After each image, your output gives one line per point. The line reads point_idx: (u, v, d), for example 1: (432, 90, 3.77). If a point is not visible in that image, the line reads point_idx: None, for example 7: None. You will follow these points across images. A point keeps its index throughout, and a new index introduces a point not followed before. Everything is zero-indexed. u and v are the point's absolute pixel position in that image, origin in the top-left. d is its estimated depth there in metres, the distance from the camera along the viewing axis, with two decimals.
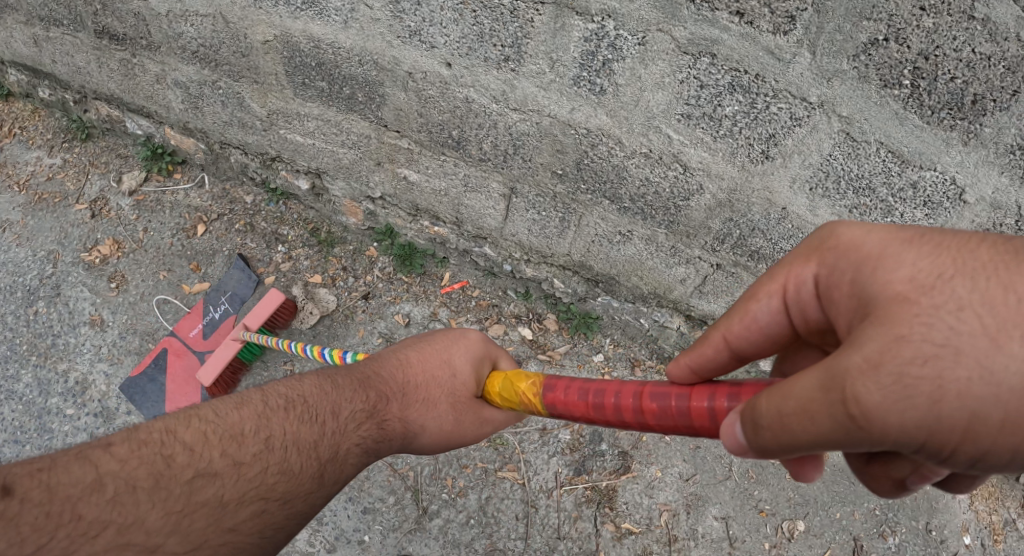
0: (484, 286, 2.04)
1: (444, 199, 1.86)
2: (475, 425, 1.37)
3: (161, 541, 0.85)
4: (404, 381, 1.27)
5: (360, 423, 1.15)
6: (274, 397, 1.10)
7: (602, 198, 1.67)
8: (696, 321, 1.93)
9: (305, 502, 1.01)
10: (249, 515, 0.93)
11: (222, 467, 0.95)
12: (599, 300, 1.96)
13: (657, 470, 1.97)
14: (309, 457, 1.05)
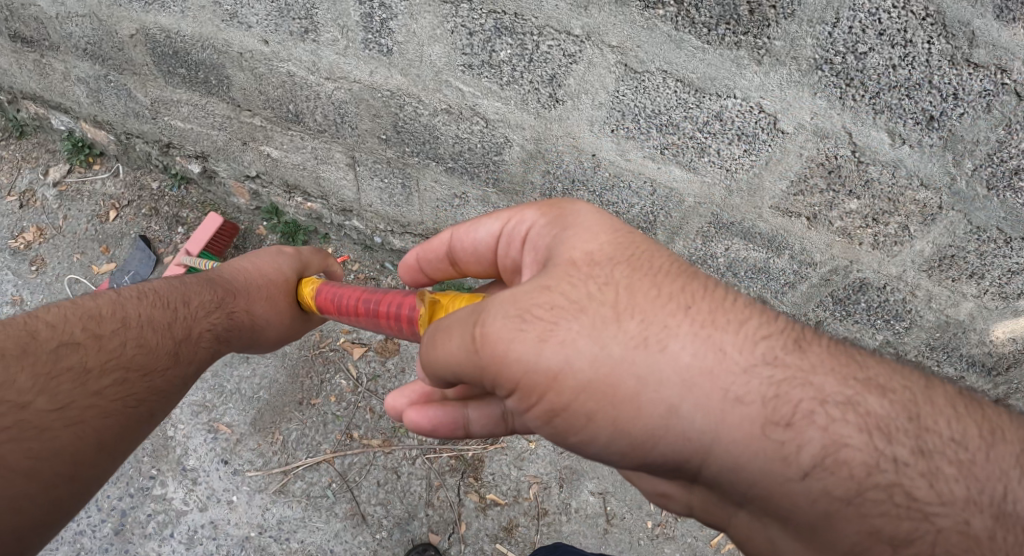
0: (364, 261, 2.06)
1: (304, 172, 1.89)
2: (287, 319, 1.62)
3: (32, 399, 1.04)
4: (262, 283, 1.57)
5: (208, 312, 1.43)
6: (127, 291, 1.35)
7: (428, 160, 1.67)
8: None
9: (163, 376, 1.26)
10: (111, 383, 1.16)
11: (83, 339, 1.19)
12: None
13: (532, 439, 1.94)
14: (163, 339, 1.30)
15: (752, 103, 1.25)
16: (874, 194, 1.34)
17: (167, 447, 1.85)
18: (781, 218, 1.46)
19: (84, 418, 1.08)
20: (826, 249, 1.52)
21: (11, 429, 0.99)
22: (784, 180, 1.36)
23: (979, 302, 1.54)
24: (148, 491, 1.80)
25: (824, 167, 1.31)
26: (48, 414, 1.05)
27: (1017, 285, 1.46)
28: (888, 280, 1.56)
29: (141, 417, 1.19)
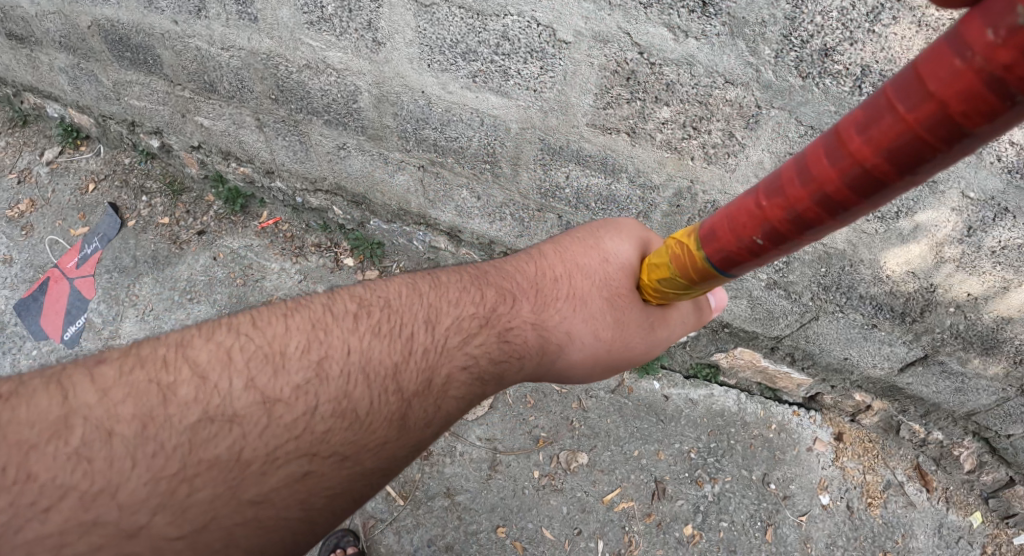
0: (293, 222, 2.21)
1: (230, 139, 2.09)
2: (648, 322, 1.20)
3: (145, 520, 0.78)
4: (565, 281, 1.19)
5: (458, 339, 1.08)
6: (337, 306, 1.04)
7: (310, 116, 1.84)
8: (455, 237, 1.98)
9: (376, 457, 0.94)
10: (284, 479, 0.86)
11: (244, 408, 0.88)
12: (372, 223, 2.08)
13: None
14: (384, 397, 0.97)
15: (529, 19, 1.32)
16: (680, 99, 1.32)
17: None
18: (603, 136, 1.47)
19: (234, 540, 0.82)
20: (660, 169, 1.49)
21: None
22: (587, 94, 1.39)
23: (855, 226, 1.51)
24: None
25: (619, 75, 1.33)
26: (172, 544, 0.79)
27: (889, 203, 1.42)
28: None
29: (331, 513, 0.90)
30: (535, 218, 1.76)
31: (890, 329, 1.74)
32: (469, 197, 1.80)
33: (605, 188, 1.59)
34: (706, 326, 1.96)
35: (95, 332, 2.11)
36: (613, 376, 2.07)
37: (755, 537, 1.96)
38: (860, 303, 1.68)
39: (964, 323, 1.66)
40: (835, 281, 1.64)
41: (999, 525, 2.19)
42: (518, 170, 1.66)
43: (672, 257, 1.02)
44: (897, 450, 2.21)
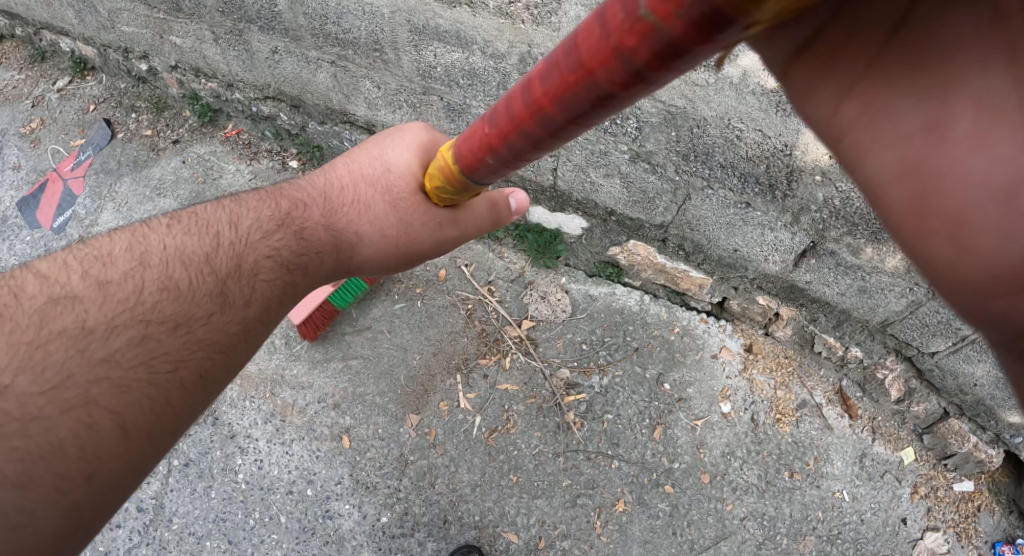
0: (252, 131, 2.36)
1: (199, 57, 2.23)
2: (436, 227, 1.44)
3: (9, 381, 0.95)
4: (351, 190, 1.45)
5: (263, 238, 1.33)
6: (154, 221, 1.31)
7: (246, 24, 2.07)
8: (375, 134, 2.18)
9: (206, 327, 1.18)
10: (126, 342, 1.08)
11: (85, 291, 1.11)
12: (310, 126, 2.26)
13: None
14: (199, 277, 1.22)
15: None
16: None
17: None
18: (451, 11, 1.72)
19: (91, 398, 0.99)
20: (502, 37, 1.71)
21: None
22: None
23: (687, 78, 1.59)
24: None
25: None
26: (35, 399, 0.95)
27: None
28: None
29: (180, 384, 1.11)
30: (424, 102, 2.00)
31: (765, 210, 1.80)
32: (372, 87, 2.04)
33: (465, 62, 1.83)
34: (594, 216, 2.05)
35: (79, 221, 2.26)
36: (514, 267, 2.16)
37: (641, 433, 1.99)
38: (724, 173, 1.76)
39: (839, 198, 1.69)
40: (691, 146, 1.73)
41: (937, 466, 2.16)
42: (400, 55, 1.91)
43: (440, 164, 1.28)
44: (816, 370, 2.20)
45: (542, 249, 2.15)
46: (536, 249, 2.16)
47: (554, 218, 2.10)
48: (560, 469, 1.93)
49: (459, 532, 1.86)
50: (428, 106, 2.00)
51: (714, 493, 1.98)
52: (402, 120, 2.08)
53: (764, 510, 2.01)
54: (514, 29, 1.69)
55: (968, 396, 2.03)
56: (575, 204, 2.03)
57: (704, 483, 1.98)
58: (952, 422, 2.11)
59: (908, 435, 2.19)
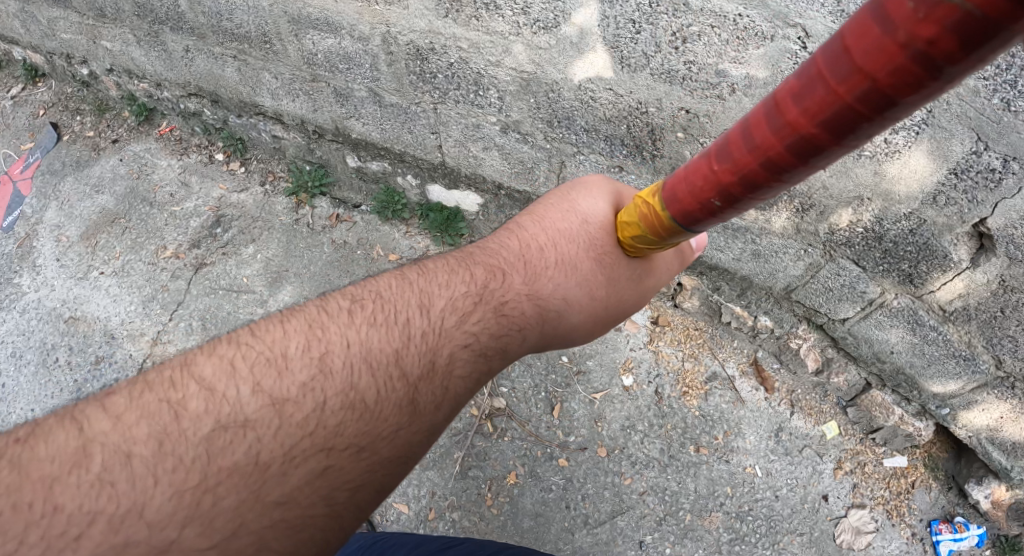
0: (182, 127, 2.49)
1: (126, 59, 2.37)
2: (628, 281, 1.45)
3: (175, 536, 0.87)
4: (552, 250, 1.40)
5: (458, 324, 1.25)
6: (331, 306, 1.19)
7: (159, 26, 2.18)
8: (284, 123, 2.25)
9: (390, 443, 1.07)
10: (307, 476, 0.97)
11: (256, 413, 0.98)
12: (230, 119, 2.35)
13: (254, 251, 2.23)
14: (389, 383, 1.10)
15: None
16: None
17: (29, 250, 2.36)
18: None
19: (263, 544, 0.91)
20: (363, 20, 1.80)
21: None
22: None
23: (529, 42, 1.63)
24: (11, 278, 2.32)
25: None
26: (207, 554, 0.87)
27: (534, 9, 1.55)
28: (429, 38, 1.75)
29: (356, 506, 1.01)
30: (316, 89, 2.06)
31: (638, 172, 1.81)
32: (272, 78, 2.12)
33: (339, 47, 1.92)
34: (484, 191, 2.07)
35: (26, 220, 2.43)
36: (419, 246, 2.20)
37: (537, 407, 2.01)
38: (589, 138, 1.79)
39: None
40: (549, 109, 1.78)
41: (865, 442, 2.18)
42: (288, 45, 1.98)
43: (641, 213, 1.23)
44: (729, 342, 2.15)
45: (443, 229, 2.17)
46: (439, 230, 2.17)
47: (450, 194, 2.13)
48: (452, 441, 1.98)
49: None
50: (320, 92, 2.07)
51: (611, 467, 1.96)
52: (303, 108, 2.14)
53: (665, 485, 1.97)
54: (372, 11, 1.78)
55: (886, 364, 2.00)
56: (465, 180, 2.07)
57: (600, 457, 1.96)
58: (874, 393, 2.09)
59: (831, 407, 2.16)
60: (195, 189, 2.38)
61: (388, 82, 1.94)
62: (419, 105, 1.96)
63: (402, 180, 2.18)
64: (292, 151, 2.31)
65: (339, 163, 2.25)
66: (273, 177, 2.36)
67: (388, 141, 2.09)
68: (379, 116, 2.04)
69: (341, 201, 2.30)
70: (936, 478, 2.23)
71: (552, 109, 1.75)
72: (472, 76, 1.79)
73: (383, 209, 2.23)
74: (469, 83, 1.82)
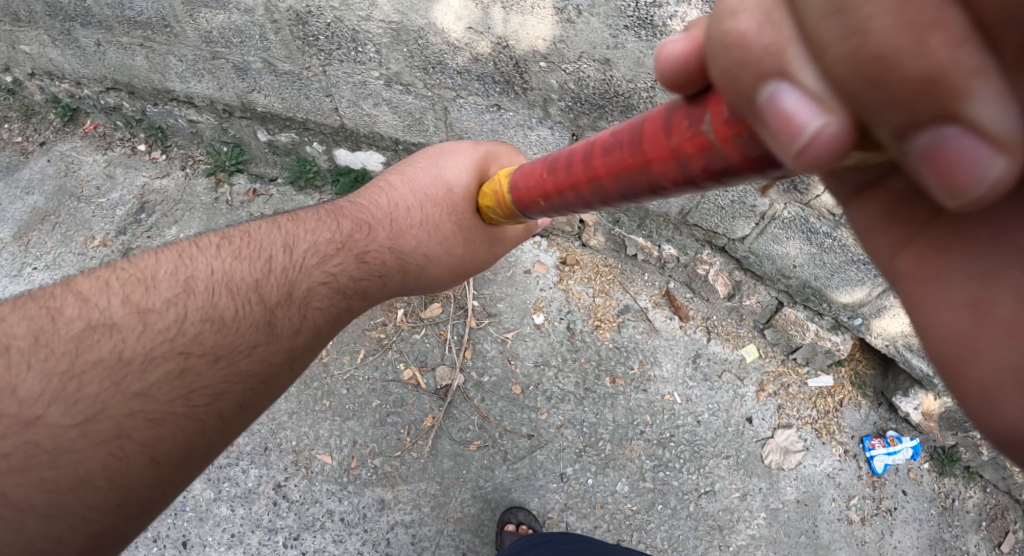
0: (106, 124, 2.57)
1: (45, 60, 2.43)
2: (475, 249, 1.47)
3: (41, 412, 0.92)
4: (417, 210, 1.41)
5: (321, 264, 1.30)
6: (207, 241, 1.26)
7: (69, 23, 2.19)
8: (197, 107, 2.30)
9: (250, 358, 1.12)
10: (163, 377, 1.02)
11: (121, 318, 1.05)
12: (148, 109, 2.41)
13: (177, 232, 2.26)
14: (248, 306, 1.16)
15: None
16: None
17: None
18: None
19: (124, 431, 0.96)
20: None
21: (15, 456, 0.89)
22: None
23: None
24: None
25: None
26: (69, 432, 0.92)
27: None
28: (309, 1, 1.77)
29: (220, 413, 1.06)
30: (217, 67, 2.11)
31: (517, 109, 1.87)
32: (178, 62, 2.15)
33: (230, 22, 1.95)
34: (385, 149, 2.14)
35: None
36: None
37: (450, 351, 2.08)
38: (463, 81, 1.86)
39: (572, 80, 1.75)
40: (423, 57, 1.85)
41: (788, 362, 2.21)
42: (186, 25, 2.01)
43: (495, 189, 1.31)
44: (639, 275, 2.21)
45: (354, 193, 2.25)
46: (349, 193, 2.25)
47: (354, 156, 2.20)
48: (369, 391, 2.04)
49: (278, 458, 1.99)
50: (223, 71, 2.11)
51: (526, 404, 2.01)
52: (209, 88, 2.20)
53: (583, 417, 2.01)
54: None
55: (792, 279, 2.00)
56: (365, 139, 2.13)
57: (515, 394, 2.02)
58: (787, 312, 2.10)
59: (748, 331, 2.20)
60: (120, 180, 2.45)
61: (277, 50, 1.99)
62: (308, 69, 2.01)
63: (309, 148, 2.24)
64: (206, 134, 2.37)
65: (252, 139, 2.30)
66: (193, 160, 2.42)
67: (290, 111, 2.14)
68: (279, 88, 2.09)
69: (257, 176, 2.36)
70: (865, 395, 2.26)
71: (423, 55, 1.83)
72: (347, 33, 1.87)
73: (296, 178, 2.29)
74: (347, 41, 1.89)
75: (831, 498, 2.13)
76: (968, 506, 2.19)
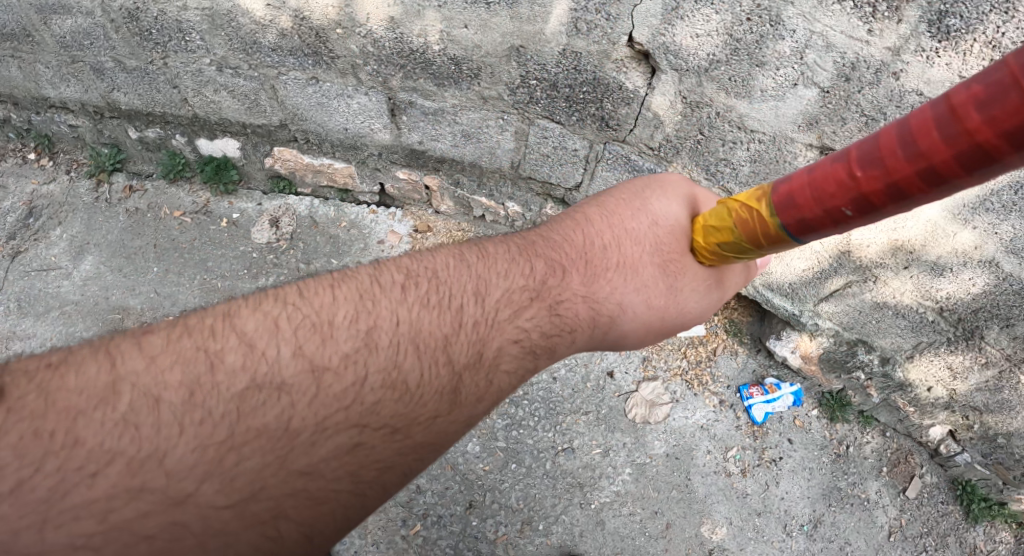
0: None
1: None
2: (705, 292, 1.28)
3: (193, 489, 0.80)
4: (615, 249, 1.22)
5: (517, 314, 1.11)
6: (387, 275, 1.08)
7: None
8: (73, 111, 2.30)
9: (427, 430, 0.96)
10: (335, 450, 0.88)
11: (294, 376, 0.90)
12: (32, 118, 2.36)
13: (60, 233, 2.30)
14: (435, 367, 1.00)
15: None
16: None
17: None
18: None
19: (281, 510, 0.84)
20: None
21: (160, 537, 0.78)
22: None
23: None
24: None
25: None
26: (221, 513, 0.81)
27: None
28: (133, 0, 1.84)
29: (384, 489, 0.92)
30: (78, 69, 2.12)
31: (332, 79, 1.91)
32: (45, 69, 2.14)
33: (78, 26, 1.97)
34: (237, 134, 2.21)
35: None
36: (201, 200, 2.33)
37: None
38: (279, 57, 1.90)
39: (370, 43, 1.77)
40: (241, 40, 1.89)
41: None
42: (43, 32, 2.01)
43: (735, 221, 1.08)
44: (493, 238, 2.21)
45: (219, 181, 2.31)
46: (214, 181, 2.30)
47: (215, 144, 2.26)
48: None
49: None
50: (83, 73, 2.13)
51: None
52: (75, 91, 2.21)
53: None
54: None
55: None
56: (217, 127, 2.19)
57: None
58: None
59: None
60: (10, 188, 2.40)
61: (122, 48, 2.01)
62: (150, 63, 2.04)
63: (174, 142, 2.30)
64: (86, 136, 2.38)
65: (127, 138, 2.34)
66: (77, 164, 2.43)
67: (150, 105, 2.18)
68: (136, 85, 2.12)
69: (135, 174, 2.41)
70: (742, 343, 2.24)
71: (237, 36, 1.87)
72: (169, 25, 1.90)
73: (168, 172, 2.35)
74: (174, 32, 1.93)
75: (705, 451, 2.08)
76: (865, 452, 2.21)
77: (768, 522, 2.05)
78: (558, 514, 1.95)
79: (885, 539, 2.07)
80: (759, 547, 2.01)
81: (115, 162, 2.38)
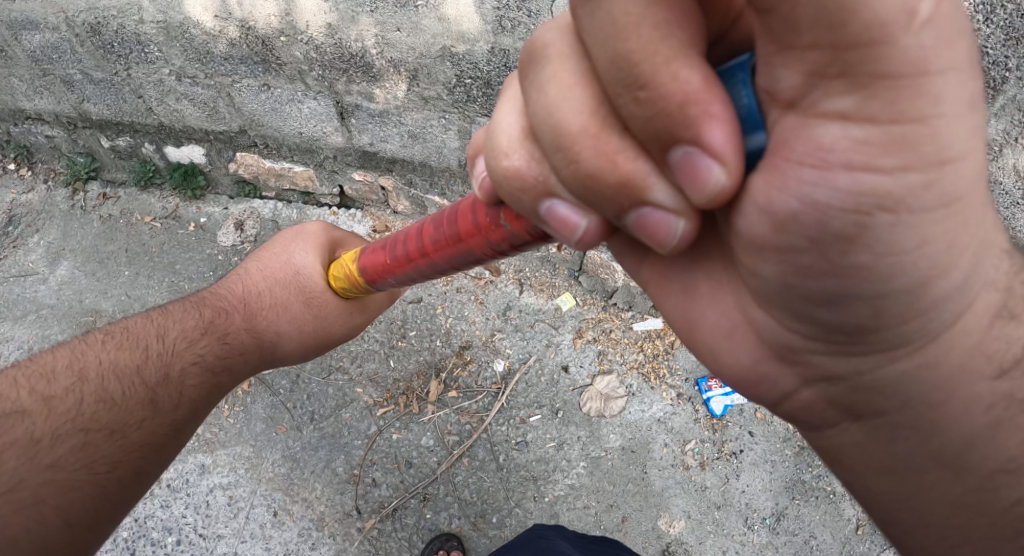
0: None
1: None
2: (343, 316, 1.55)
3: None
4: (268, 293, 1.49)
5: (194, 343, 1.35)
6: (92, 338, 1.32)
7: None
8: (47, 122, 2.39)
9: (141, 431, 1.19)
10: (70, 450, 1.09)
11: (32, 406, 1.12)
12: (11, 129, 2.45)
13: (38, 240, 2.42)
14: (133, 387, 1.23)
15: None
16: None
17: None
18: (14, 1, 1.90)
19: (41, 497, 1.01)
20: (50, 14, 1.91)
21: None
22: None
23: None
24: None
25: None
26: None
27: None
28: (95, 13, 1.87)
29: (121, 480, 1.13)
30: (49, 83, 2.19)
31: (282, 84, 1.96)
32: (20, 82, 2.22)
33: (46, 41, 2.02)
34: (201, 141, 2.28)
35: None
36: (170, 205, 2.44)
37: None
38: (231, 65, 1.94)
39: (313, 49, 1.81)
40: (195, 50, 1.92)
41: (608, 309, 2.23)
42: (14, 48, 2.07)
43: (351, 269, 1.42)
44: None
45: (187, 187, 2.42)
46: (183, 187, 2.41)
47: (181, 152, 2.34)
48: None
49: None
50: (55, 86, 2.20)
51: (331, 363, 2.13)
52: (48, 103, 2.28)
53: (388, 373, 2.13)
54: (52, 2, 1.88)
55: None
56: (182, 134, 2.27)
57: None
58: (593, 255, 2.16)
59: (563, 281, 2.27)
60: None
61: (88, 61, 2.06)
62: (115, 75, 2.09)
63: (144, 150, 2.39)
64: (62, 146, 2.47)
65: (100, 147, 2.43)
66: (54, 173, 2.54)
67: (118, 116, 2.26)
68: (104, 96, 2.19)
69: (110, 182, 2.52)
70: None
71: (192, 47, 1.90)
72: (129, 38, 1.93)
73: (140, 179, 2.45)
74: (134, 44, 1.95)
75: (662, 444, 2.07)
76: None
77: (728, 516, 2.00)
78: (511, 507, 1.97)
79: (852, 532, 1.98)
80: (717, 542, 1.97)
81: (90, 170, 2.49)
